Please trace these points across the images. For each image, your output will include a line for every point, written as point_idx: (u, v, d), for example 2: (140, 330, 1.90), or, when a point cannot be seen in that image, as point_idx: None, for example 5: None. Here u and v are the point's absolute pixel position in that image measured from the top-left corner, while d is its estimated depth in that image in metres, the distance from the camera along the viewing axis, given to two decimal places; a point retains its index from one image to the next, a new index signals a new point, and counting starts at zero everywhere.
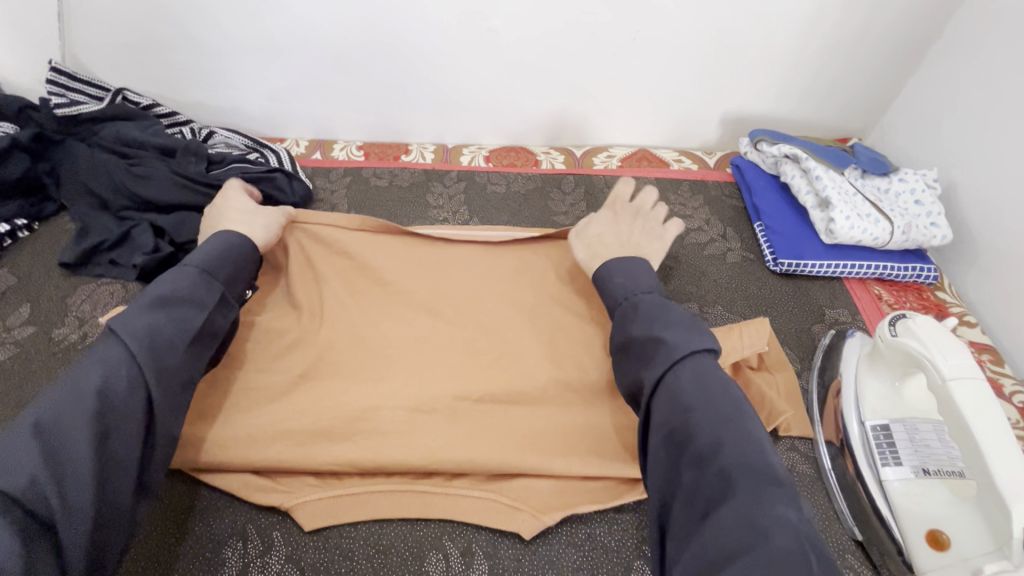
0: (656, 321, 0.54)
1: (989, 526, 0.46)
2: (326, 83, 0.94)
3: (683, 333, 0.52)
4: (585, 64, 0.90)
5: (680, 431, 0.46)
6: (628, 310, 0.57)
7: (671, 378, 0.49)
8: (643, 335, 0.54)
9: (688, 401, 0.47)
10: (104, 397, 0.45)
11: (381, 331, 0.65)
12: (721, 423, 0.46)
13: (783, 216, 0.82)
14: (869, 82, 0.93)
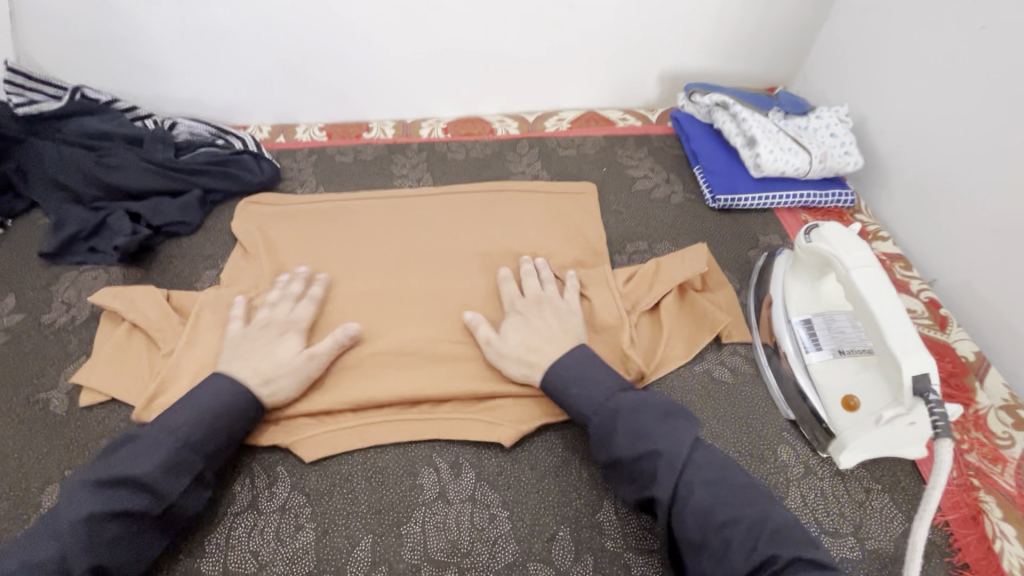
0: (641, 439, 0.52)
1: (888, 382, 0.56)
2: (283, 69, 0.98)
3: (667, 432, 0.52)
4: (528, 32, 0.96)
5: (716, 547, 0.47)
6: (614, 426, 0.54)
7: (681, 490, 0.50)
8: (637, 455, 0.52)
9: (710, 505, 0.48)
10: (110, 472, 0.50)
11: (362, 286, 0.73)
12: (740, 522, 0.47)
13: (717, 157, 0.90)
14: (788, 33, 1.02)
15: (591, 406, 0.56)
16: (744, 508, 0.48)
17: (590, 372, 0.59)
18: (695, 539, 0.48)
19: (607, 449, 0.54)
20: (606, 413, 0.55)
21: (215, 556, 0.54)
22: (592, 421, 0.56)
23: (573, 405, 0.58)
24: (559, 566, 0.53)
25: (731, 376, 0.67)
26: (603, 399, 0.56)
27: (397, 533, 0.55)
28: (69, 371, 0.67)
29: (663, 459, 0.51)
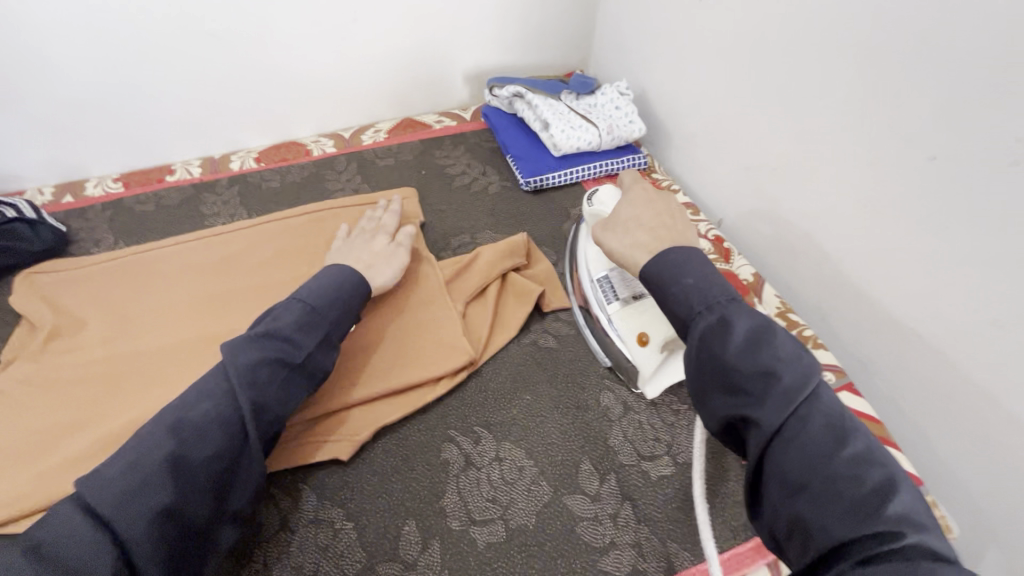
0: (758, 357, 0.43)
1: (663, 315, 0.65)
2: (52, 122, 0.89)
3: (792, 358, 0.43)
4: (321, 50, 0.96)
5: (824, 491, 0.38)
6: (730, 331, 0.44)
7: (792, 424, 0.40)
8: (750, 370, 0.42)
9: (830, 451, 0.39)
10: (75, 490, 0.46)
11: (173, 339, 0.70)
12: (859, 476, 0.38)
13: (524, 144, 0.97)
14: (569, 22, 1.11)
15: (705, 305, 0.47)
16: (865, 457, 0.39)
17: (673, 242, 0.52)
18: (793, 471, 0.39)
19: (716, 355, 0.44)
20: (713, 317, 0.46)
21: None
22: (698, 321, 0.46)
23: (682, 300, 0.48)
24: (407, 559, 0.54)
25: (553, 340, 0.73)
26: (716, 303, 0.46)
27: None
28: None
29: (777, 387, 0.41)
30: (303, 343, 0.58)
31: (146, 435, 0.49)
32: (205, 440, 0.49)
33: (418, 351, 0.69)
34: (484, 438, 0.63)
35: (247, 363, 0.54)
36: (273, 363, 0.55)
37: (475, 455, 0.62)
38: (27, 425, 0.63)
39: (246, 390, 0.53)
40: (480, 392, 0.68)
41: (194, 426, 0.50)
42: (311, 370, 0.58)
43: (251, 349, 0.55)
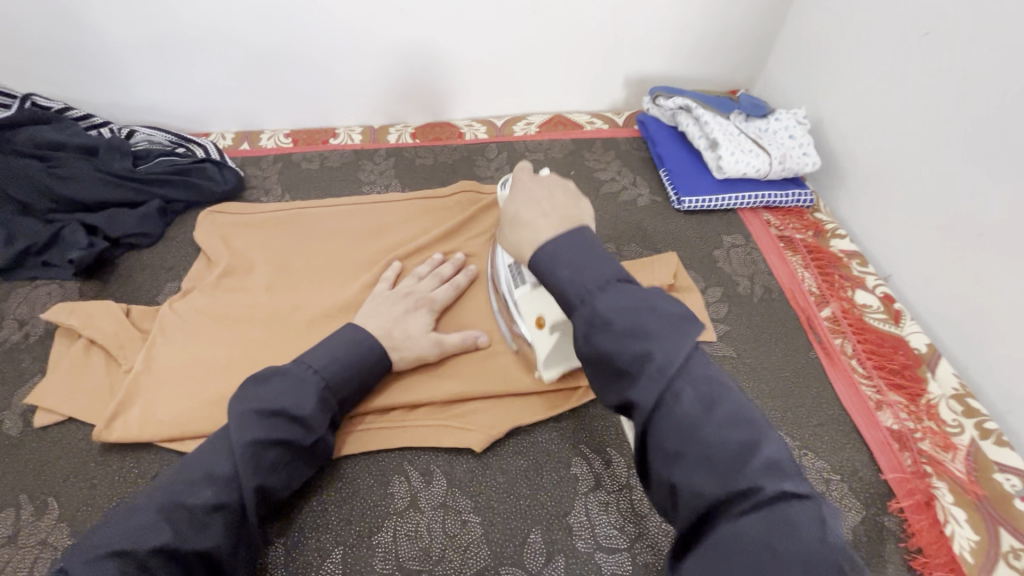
0: (726, 429, 0.36)
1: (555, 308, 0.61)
2: (244, 76, 0.96)
3: (669, 335, 0.38)
4: (495, 38, 0.97)
5: (700, 458, 0.35)
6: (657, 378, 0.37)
7: (667, 400, 0.37)
8: (700, 438, 0.36)
9: (699, 418, 0.36)
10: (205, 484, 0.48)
11: (330, 296, 0.74)
12: (739, 454, 0.35)
13: (681, 160, 0.92)
14: (746, 36, 1.04)
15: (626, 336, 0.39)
16: (744, 434, 0.35)
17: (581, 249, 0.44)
18: (670, 430, 0.37)
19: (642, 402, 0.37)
20: (636, 348, 0.38)
21: None
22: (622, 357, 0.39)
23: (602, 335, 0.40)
24: (531, 569, 0.53)
25: None
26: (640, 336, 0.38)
27: (368, 543, 0.55)
28: (22, 392, 0.65)
29: (718, 448, 0.35)
30: (314, 423, 0.54)
31: (139, 520, 0.45)
32: (206, 534, 0.46)
33: None
34: (616, 461, 0.61)
35: (250, 447, 0.50)
36: (282, 445, 0.52)
37: (605, 477, 0.60)
38: (196, 351, 0.68)
39: (254, 476, 0.50)
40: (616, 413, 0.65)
41: (261, 462, 0.50)
42: (313, 452, 0.55)
43: (260, 431, 0.51)
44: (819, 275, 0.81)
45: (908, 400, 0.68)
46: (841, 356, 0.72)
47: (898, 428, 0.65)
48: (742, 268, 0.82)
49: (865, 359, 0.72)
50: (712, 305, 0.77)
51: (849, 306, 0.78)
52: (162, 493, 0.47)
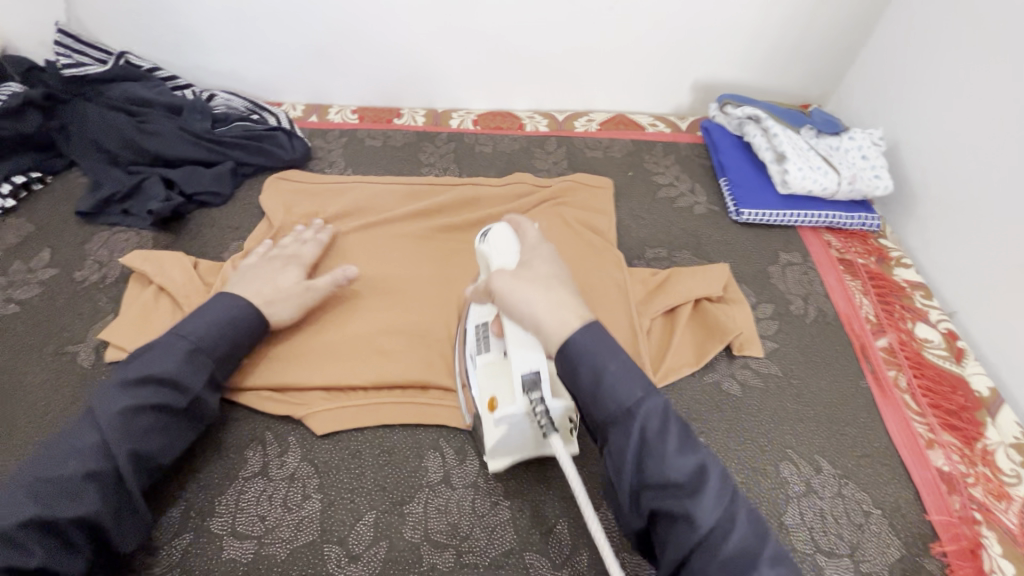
0: (686, 455, 0.45)
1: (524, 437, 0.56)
2: (320, 50, 0.99)
3: (634, 379, 0.47)
4: (567, 31, 0.96)
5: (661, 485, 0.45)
6: (692, 534, 0.43)
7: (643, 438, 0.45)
8: (613, 400, 0.47)
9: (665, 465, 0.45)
10: (79, 455, 0.50)
11: (381, 268, 0.76)
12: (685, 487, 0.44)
13: (744, 171, 0.90)
14: (825, 49, 1.00)
15: (667, 492, 0.44)
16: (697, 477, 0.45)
17: (627, 362, 0.48)
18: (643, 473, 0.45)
19: (676, 548, 0.44)
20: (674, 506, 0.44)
21: (223, 515, 0.55)
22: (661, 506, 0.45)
23: (640, 487, 0.46)
24: (556, 557, 0.54)
25: (741, 390, 0.68)
26: (679, 495, 0.44)
27: (400, 511, 0.56)
28: (96, 328, 0.69)
29: (678, 477, 0.44)
30: (188, 386, 0.56)
31: (16, 498, 0.47)
32: (79, 501, 0.48)
33: None
34: None
35: (116, 419, 0.52)
36: (151, 410, 0.54)
37: None
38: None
39: (124, 444, 0.51)
40: None
41: (132, 426, 0.52)
42: (194, 414, 0.57)
43: (120, 405, 0.53)
44: (878, 304, 0.78)
45: (962, 443, 0.65)
46: (894, 390, 0.69)
47: (949, 471, 0.63)
48: (797, 288, 0.80)
49: (920, 396, 0.69)
50: (762, 321, 0.76)
51: (908, 338, 0.75)
52: (38, 470, 0.49)
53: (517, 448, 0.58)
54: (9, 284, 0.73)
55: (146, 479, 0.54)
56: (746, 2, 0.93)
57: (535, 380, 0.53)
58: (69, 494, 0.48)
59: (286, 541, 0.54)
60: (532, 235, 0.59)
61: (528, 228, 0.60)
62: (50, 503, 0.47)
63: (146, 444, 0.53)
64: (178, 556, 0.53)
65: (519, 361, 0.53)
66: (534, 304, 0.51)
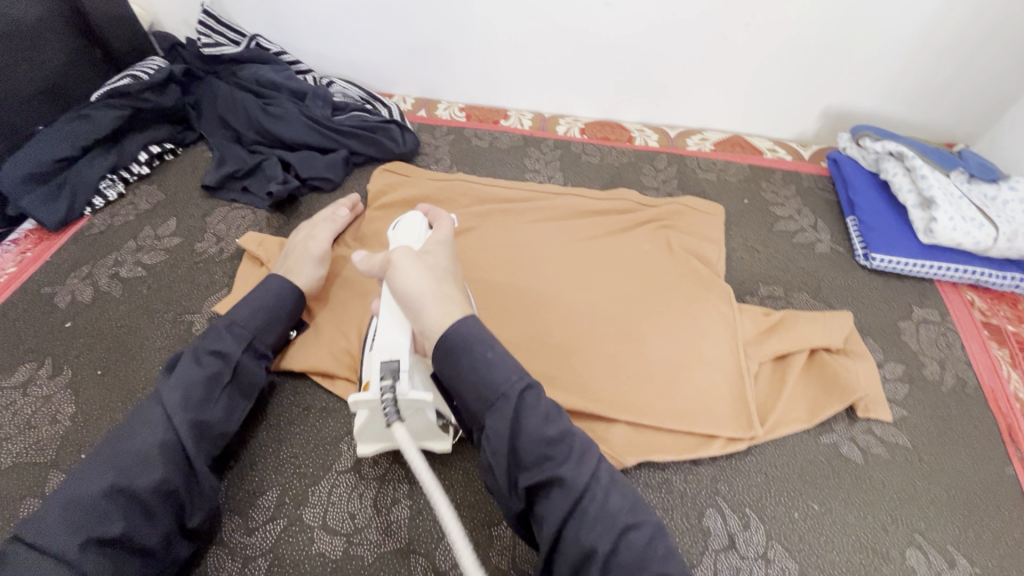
0: (611, 492, 0.46)
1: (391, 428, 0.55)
2: (437, 48, 0.99)
3: (540, 414, 0.47)
4: (695, 47, 0.91)
5: (598, 518, 0.44)
6: (568, 496, 0.45)
7: (570, 472, 0.45)
8: (534, 446, 0.46)
9: (599, 502, 0.45)
10: (148, 429, 0.52)
11: (477, 275, 0.74)
12: (620, 516, 0.45)
13: (878, 211, 0.82)
14: (986, 83, 0.89)
15: (537, 466, 0.45)
16: (624, 527, 0.44)
17: (502, 348, 0.49)
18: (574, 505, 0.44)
19: (553, 514, 0.45)
20: (545, 472, 0.45)
21: (315, 507, 0.56)
22: (534, 481, 0.45)
23: (513, 463, 0.46)
24: None
25: (864, 456, 0.62)
26: (549, 458, 0.46)
27: (488, 532, 0.55)
28: (210, 301, 0.72)
29: (608, 513, 0.44)
30: (232, 358, 0.58)
31: (95, 470, 0.48)
32: (151, 468, 0.49)
33: (703, 395, 0.64)
34: (754, 526, 0.57)
35: (181, 392, 0.54)
36: (206, 382, 0.56)
37: (740, 539, 0.56)
38: (342, 296, 0.71)
39: (184, 414, 0.53)
40: (759, 475, 0.60)
41: (192, 397, 0.54)
42: (251, 386, 0.59)
43: (173, 381, 0.55)
44: None
45: None
46: None
47: None
48: (931, 349, 0.71)
49: None
50: (889, 382, 0.68)
51: None
52: (111, 443, 0.51)
53: (384, 435, 0.56)
54: (138, 248, 0.77)
55: (212, 450, 0.55)
56: (903, 28, 0.84)
57: (392, 369, 0.51)
58: (140, 466, 0.49)
59: (374, 544, 0.54)
60: (447, 229, 0.60)
61: (445, 221, 0.61)
62: (124, 476, 0.48)
63: (204, 414, 0.54)
64: (271, 542, 0.54)
65: (382, 346, 0.52)
66: (422, 287, 0.50)
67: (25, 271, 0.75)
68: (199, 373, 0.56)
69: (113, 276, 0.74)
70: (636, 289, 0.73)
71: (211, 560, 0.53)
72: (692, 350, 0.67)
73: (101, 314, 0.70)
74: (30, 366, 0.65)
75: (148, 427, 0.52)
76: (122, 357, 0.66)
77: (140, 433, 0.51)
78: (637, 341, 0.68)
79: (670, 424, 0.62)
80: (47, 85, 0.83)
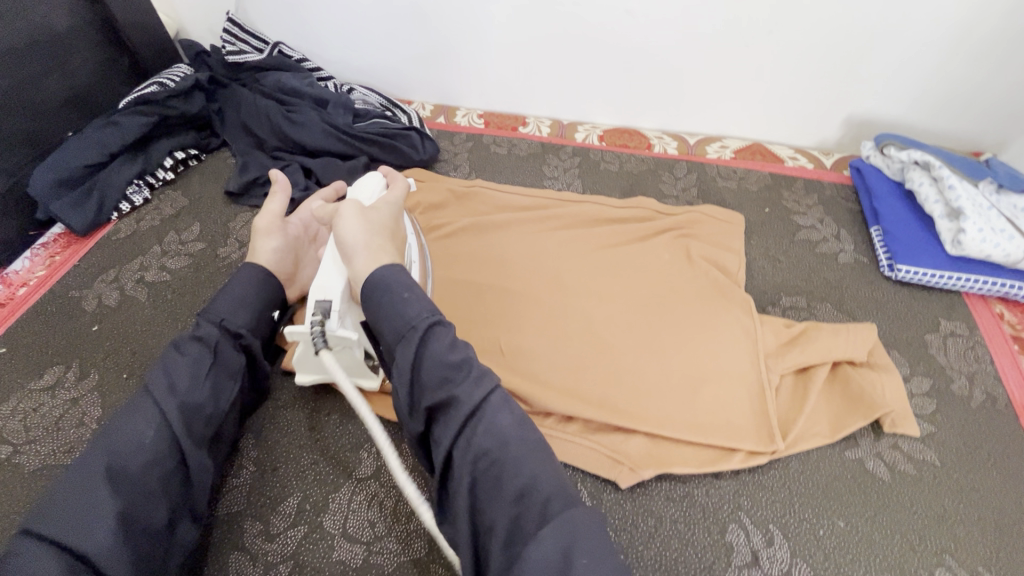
0: (516, 425, 0.43)
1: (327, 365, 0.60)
2: (457, 54, 0.99)
3: (444, 342, 0.45)
4: (716, 54, 0.91)
5: (494, 445, 0.42)
6: (459, 416, 0.42)
7: (472, 399, 0.43)
8: (433, 368, 0.43)
9: (506, 435, 0.42)
10: (137, 418, 0.49)
11: (495, 283, 0.74)
12: (521, 447, 0.42)
13: (904, 222, 0.81)
14: (1015, 91, 0.88)
15: (438, 388, 0.43)
16: (519, 461, 0.41)
17: (420, 291, 0.47)
18: (467, 435, 0.42)
19: (444, 438, 0.42)
20: (442, 395, 0.43)
21: (335, 515, 0.56)
22: (432, 402, 0.43)
23: (414, 385, 0.44)
24: None
25: (892, 473, 0.61)
26: (446, 382, 0.43)
27: None
28: None
29: (504, 436, 0.42)
30: (212, 342, 0.54)
31: (88, 462, 0.46)
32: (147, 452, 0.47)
33: (722, 407, 0.63)
34: (777, 542, 0.56)
35: (169, 380, 0.51)
36: (190, 368, 0.52)
37: (764, 557, 0.55)
38: None
39: (173, 400, 0.50)
40: (783, 490, 0.59)
41: (177, 384, 0.51)
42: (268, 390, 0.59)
43: (158, 370, 0.52)
44: None
45: None
46: None
47: None
48: (959, 363, 0.70)
49: None
50: (916, 397, 0.67)
51: None
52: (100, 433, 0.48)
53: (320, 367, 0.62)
54: (163, 253, 0.79)
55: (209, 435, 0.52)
56: (929, 34, 0.83)
57: (324, 306, 0.54)
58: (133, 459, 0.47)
59: (394, 553, 0.54)
60: (401, 191, 0.60)
61: (401, 183, 0.61)
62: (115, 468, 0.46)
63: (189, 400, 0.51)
64: (292, 548, 0.54)
65: (318, 283, 0.54)
66: (356, 238, 0.51)
67: (54, 275, 0.76)
68: (179, 363, 0.52)
69: (139, 280, 0.75)
70: (654, 298, 0.73)
71: (232, 566, 0.53)
72: (711, 361, 0.66)
73: (126, 317, 0.71)
74: (58, 369, 0.66)
75: (134, 415, 0.49)
76: (147, 360, 0.67)
77: (129, 422, 0.49)
78: (655, 351, 0.68)
79: (690, 437, 0.61)
80: (78, 91, 0.85)
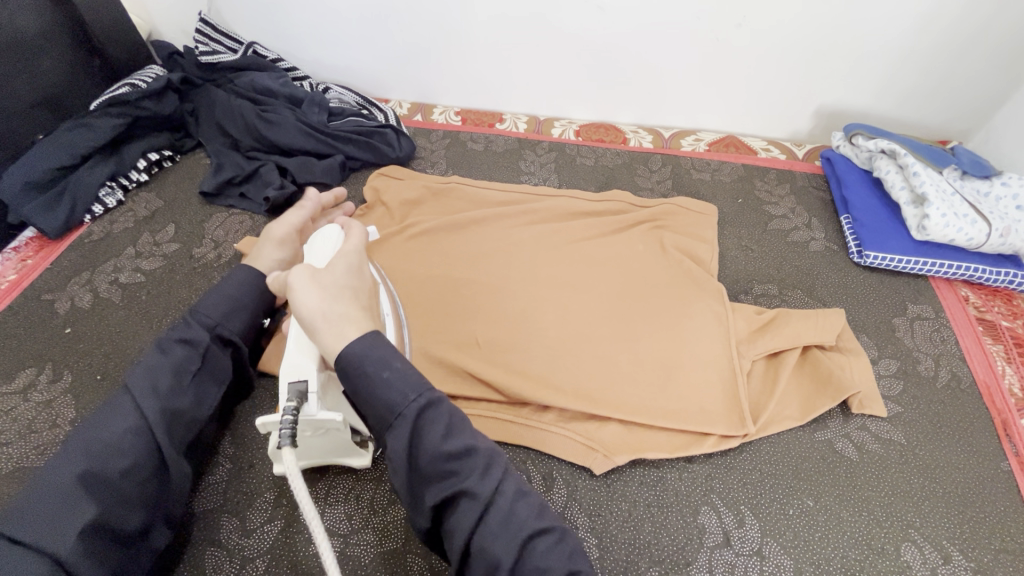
0: (523, 502, 0.45)
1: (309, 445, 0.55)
2: (432, 52, 1.00)
3: (445, 427, 0.45)
4: (688, 49, 0.92)
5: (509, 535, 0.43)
6: (474, 509, 0.43)
7: (485, 489, 0.44)
8: (438, 463, 0.44)
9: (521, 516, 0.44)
10: (112, 423, 0.49)
11: (470, 276, 0.75)
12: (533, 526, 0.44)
13: (871, 209, 0.82)
14: (978, 81, 0.90)
15: (442, 481, 0.44)
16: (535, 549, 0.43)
17: (403, 364, 0.46)
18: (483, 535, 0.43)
19: (460, 528, 0.43)
20: (449, 488, 0.44)
21: (313, 509, 0.56)
22: (439, 497, 0.44)
23: (417, 480, 0.44)
24: None
25: (860, 453, 0.62)
26: (452, 473, 0.44)
27: None
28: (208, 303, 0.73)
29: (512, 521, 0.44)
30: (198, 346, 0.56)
31: (65, 460, 0.47)
32: (124, 455, 0.48)
33: (693, 392, 0.64)
34: (748, 523, 0.57)
35: (152, 378, 0.52)
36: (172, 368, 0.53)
37: (735, 537, 0.56)
38: None
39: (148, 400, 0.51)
40: (754, 472, 0.61)
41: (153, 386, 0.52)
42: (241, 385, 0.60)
43: (138, 372, 0.53)
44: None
45: None
46: None
47: None
48: (926, 345, 0.72)
49: None
50: (883, 379, 0.68)
51: None
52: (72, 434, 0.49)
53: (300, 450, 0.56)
54: (138, 254, 0.78)
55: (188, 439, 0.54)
56: (893, 27, 0.85)
57: (298, 390, 0.49)
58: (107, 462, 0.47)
59: (371, 544, 0.54)
60: (360, 235, 0.56)
61: (358, 230, 0.56)
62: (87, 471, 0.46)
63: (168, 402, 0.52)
64: (269, 542, 0.54)
65: (287, 367, 0.50)
66: (313, 308, 0.46)
67: (26, 278, 0.76)
68: (160, 363, 0.54)
69: (113, 282, 0.75)
70: (628, 288, 0.74)
71: (208, 562, 0.53)
72: (683, 347, 0.68)
73: (100, 319, 0.71)
74: (31, 372, 0.66)
75: (110, 418, 0.50)
76: (121, 361, 0.67)
77: (104, 425, 0.49)
78: (629, 340, 0.68)
79: (663, 423, 0.62)
80: (47, 93, 0.85)
